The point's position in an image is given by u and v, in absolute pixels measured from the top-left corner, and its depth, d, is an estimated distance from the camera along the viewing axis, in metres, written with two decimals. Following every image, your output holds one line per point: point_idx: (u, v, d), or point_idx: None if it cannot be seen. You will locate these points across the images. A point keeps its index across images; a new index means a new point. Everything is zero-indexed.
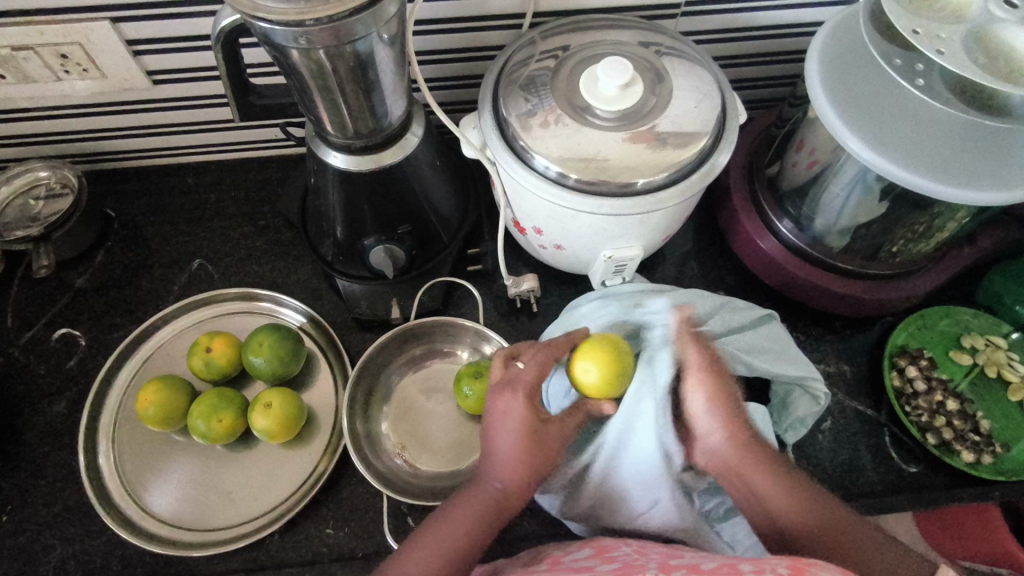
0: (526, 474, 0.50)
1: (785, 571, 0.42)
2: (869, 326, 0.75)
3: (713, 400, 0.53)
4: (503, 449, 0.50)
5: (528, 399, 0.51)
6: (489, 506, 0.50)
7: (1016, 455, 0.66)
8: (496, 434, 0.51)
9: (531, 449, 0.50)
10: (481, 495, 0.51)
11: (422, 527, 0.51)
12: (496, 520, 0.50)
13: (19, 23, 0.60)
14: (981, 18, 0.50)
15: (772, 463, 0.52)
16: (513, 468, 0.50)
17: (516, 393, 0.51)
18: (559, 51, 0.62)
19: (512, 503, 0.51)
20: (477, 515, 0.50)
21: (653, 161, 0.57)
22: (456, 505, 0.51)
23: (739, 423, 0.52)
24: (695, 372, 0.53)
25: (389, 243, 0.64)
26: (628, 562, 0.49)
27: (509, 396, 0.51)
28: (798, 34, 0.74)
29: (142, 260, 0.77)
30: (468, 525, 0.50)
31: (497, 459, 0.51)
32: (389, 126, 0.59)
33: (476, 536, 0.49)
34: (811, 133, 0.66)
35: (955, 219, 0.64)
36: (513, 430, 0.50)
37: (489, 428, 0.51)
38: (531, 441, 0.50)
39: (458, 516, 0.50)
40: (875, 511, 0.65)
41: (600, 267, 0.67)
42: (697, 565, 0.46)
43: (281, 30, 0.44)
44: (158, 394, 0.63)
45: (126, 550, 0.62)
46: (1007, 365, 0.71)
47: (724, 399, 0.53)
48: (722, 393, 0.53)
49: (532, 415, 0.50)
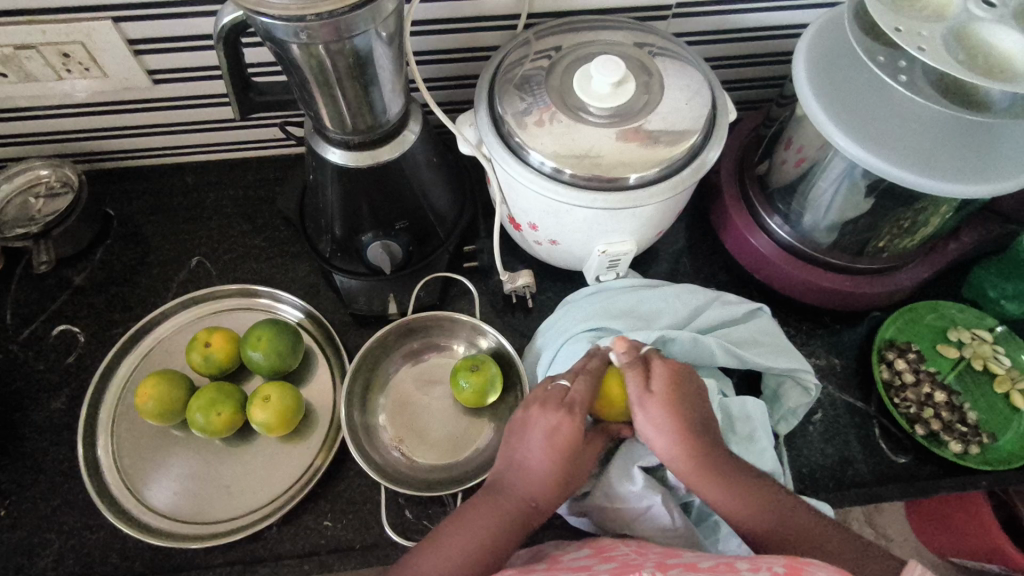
0: (556, 494, 0.52)
1: (781, 570, 0.43)
2: (857, 320, 0.76)
3: (651, 428, 0.53)
4: (538, 461, 0.52)
5: (579, 421, 0.52)
6: (514, 517, 0.51)
7: (1002, 445, 0.68)
8: (534, 447, 0.52)
9: (563, 471, 0.52)
10: (506, 506, 0.51)
11: (450, 524, 0.51)
12: (520, 530, 0.51)
13: (24, 22, 0.61)
14: (961, 18, 0.52)
15: (723, 473, 0.52)
16: (542, 485, 0.52)
17: (566, 410, 0.52)
18: (552, 51, 0.64)
19: (530, 521, 0.52)
20: (501, 524, 0.51)
21: (643, 157, 0.58)
22: (481, 507, 0.52)
23: (681, 447, 0.52)
24: (635, 406, 0.53)
25: (386, 239, 0.65)
26: (625, 562, 0.50)
27: (562, 412, 0.52)
28: (786, 36, 0.76)
29: (141, 257, 0.78)
30: (491, 531, 0.50)
31: (532, 472, 0.52)
32: (387, 122, 0.60)
33: (501, 543, 0.50)
34: (799, 131, 0.68)
35: (938, 214, 0.66)
36: (550, 451, 0.51)
37: (530, 440, 0.52)
38: (564, 463, 0.51)
39: (487, 519, 0.51)
40: (865, 501, 0.66)
41: (594, 262, 0.68)
42: (694, 563, 0.47)
43: (283, 25, 0.46)
44: (158, 388, 0.64)
45: (125, 543, 0.63)
46: (993, 358, 0.72)
47: (664, 429, 0.52)
48: (677, 406, 0.53)
49: (574, 438, 0.51)
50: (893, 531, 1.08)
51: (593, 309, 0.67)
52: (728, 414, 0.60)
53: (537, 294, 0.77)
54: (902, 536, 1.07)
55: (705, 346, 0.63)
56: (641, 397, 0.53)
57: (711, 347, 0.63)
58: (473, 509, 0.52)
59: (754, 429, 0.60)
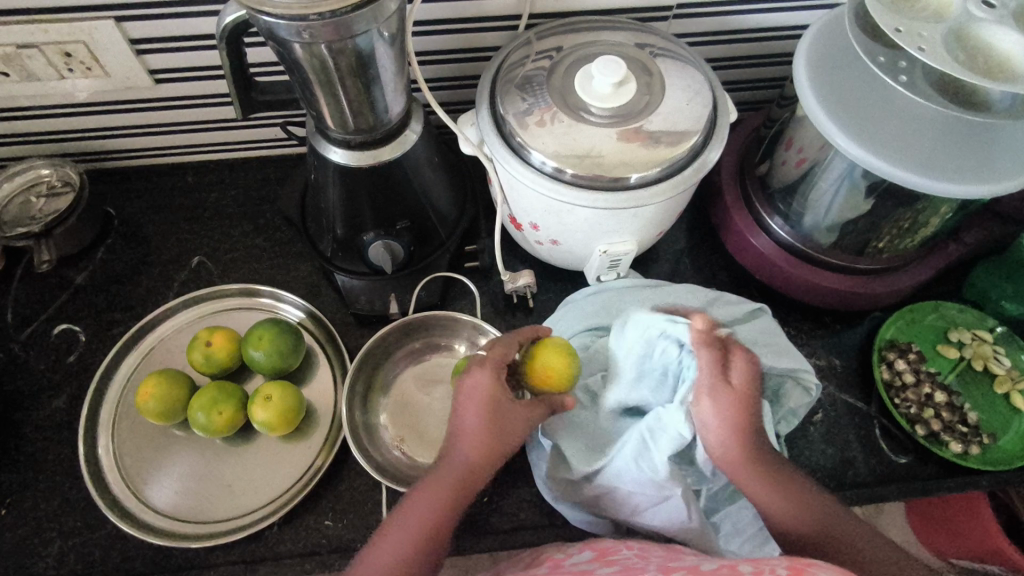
0: (490, 447, 0.52)
1: (784, 571, 0.43)
2: (858, 320, 0.76)
3: (720, 418, 0.51)
4: (467, 423, 0.53)
5: (497, 374, 0.54)
6: (455, 481, 0.51)
7: (1003, 445, 0.68)
8: (462, 410, 0.53)
9: (492, 423, 0.52)
10: (447, 472, 0.52)
11: (402, 504, 0.51)
12: (462, 499, 0.51)
13: (27, 22, 0.61)
14: (961, 18, 0.52)
15: (771, 472, 0.51)
16: (475, 443, 0.52)
17: (486, 368, 0.55)
18: (553, 52, 0.64)
19: (472, 480, 0.52)
20: (445, 490, 0.51)
21: (645, 157, 0.58)
22: (425, 483, 0.52)
23: (745, 440, 0.51)
24: (706, 394, 0.52)
25: (388, 238, 0.65)
26: (628, 565, 0.50)
27: (485, 372, 0.54)
28: (786, 37, 0.77)
29: (142, 256, 0.78)
30: (438, 499, 0.50)
31: (464, 434, 0.53)
32: (389, 121, 0.60)
33: (447, 515, 0.50)
34: (800, 131, 0.68)
35: (938, 214, 0.66)
36: (476, 408, 0.53)
37: (459, 406, 0.54)
38: (490, 415, 0.52)
39: (429, 496, 0.51)
40: (866, 501, 0.66)
41: (595, 262, 0.68)
42: (696, 567, 0.47)
43: (285, 24, 0.46)
44: (159, 386, 0.64)
45: (126, 542, 0.62)
46: (993, 358, 0.72)
47: (732, 420, 0.51)
48: (750, 400, 0.51)
49: (494, 390, 0.53)
50: (893, 531, 1.07)
51: (594, 308, 0.67)
52: None
53: (538, 294, 0.77)
54: (901, 536, 1.07)
55: None
56: (714, 387, 0.51)
57: None
58: (418, 488, 0.52)
59: (761, 427, 0.60)
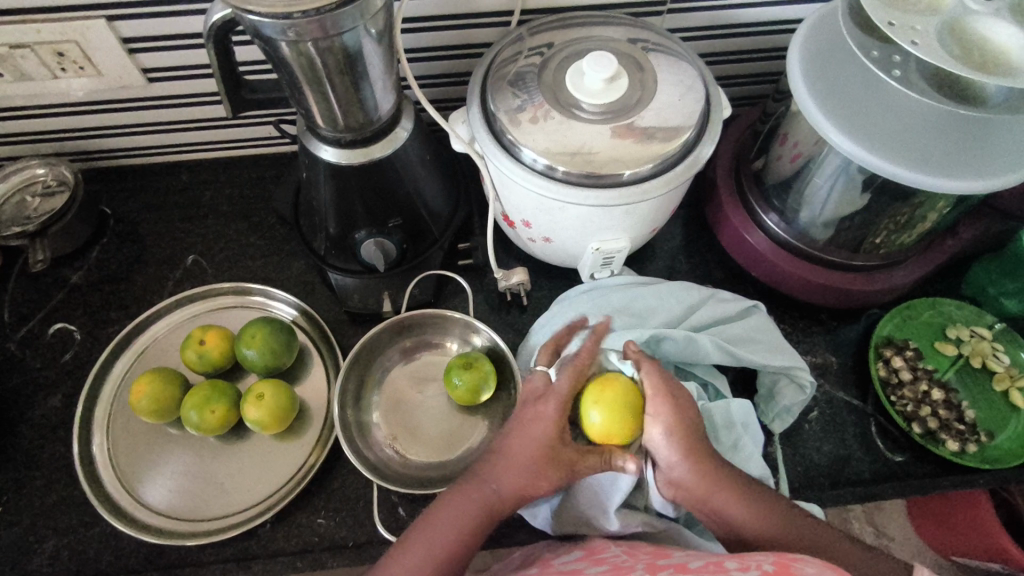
0: (530, 484, 0.52)
1: (770, 568, 0.43)
2: (855, 318, 0.75)
3: (671, 429, 0.53)
4: (519, 452, 0.53)
5: (558, 411, 0.54)
6: (486, 504, 0.52)
7: (1001, 443, 0.67)
8: (517, 439, 0.53)
9: (545, 460, 0.52)
10: (479, 495, 0.52)
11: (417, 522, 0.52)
12: (485, 524, 0.51)
13: (19, 21, 0.61)
14: (956, 11, 0.51)
15: (741, 491, 0.52)
16: (517, 476, 0.52)
17: (552, 403, 0.55)
18: (545, 48, 0.64)
19: (503, 510, 0.52)
20: (473, 511, 0.51)
21: (637, 153, 0.58)
22: (451, 501, 0.52)
23: (696, 448, 0.52)
24: (653, 403, 0.54)
25: (380, 236, 0.65)
26: (617, 565, 0.50)
27: (551, 407, 0.54)
28: (782, 31, 0.76)
29: (137, 255, 0.78)
30: (463, 520, 0.51)
31: (509, 463, 0.53)
32: (379, 119, 0.60)
33: (467, 537, 0.50)
34: (794, 126, 0.67)
35: (936, 209, 0.65)
36: (533, 439, 0.53)
37: (514, 432, 0.54)
38: (547, 451, 0.53)
39: (454, 511, 0.51)
40: (861, 500, 0.66)
41: (588, 259, 0.68)
42: (684, 565, 0.47)
43: (270, 22, 0.46)
44: (152, 385, 0.64)
45: (119, 541, 0.63)
46: (992, 355, 0.71)
47: (684, 431, 0.53)
48: (683, 430, 0.53)
49: (555, 427, 0.53)
50: (895, 529, 1.07)
51: (586, 307, 0.67)
52: (710, 421, 0.60)
53: (532, 291, 0.77)
54: (903, 535, 1.06)
55: (698, 345, 0.62)
56: (658, 392, 0.54)
57: (705, 346, 0.62)
58: (442, 503, 0.52)
59: (739, 437, 0.60)
